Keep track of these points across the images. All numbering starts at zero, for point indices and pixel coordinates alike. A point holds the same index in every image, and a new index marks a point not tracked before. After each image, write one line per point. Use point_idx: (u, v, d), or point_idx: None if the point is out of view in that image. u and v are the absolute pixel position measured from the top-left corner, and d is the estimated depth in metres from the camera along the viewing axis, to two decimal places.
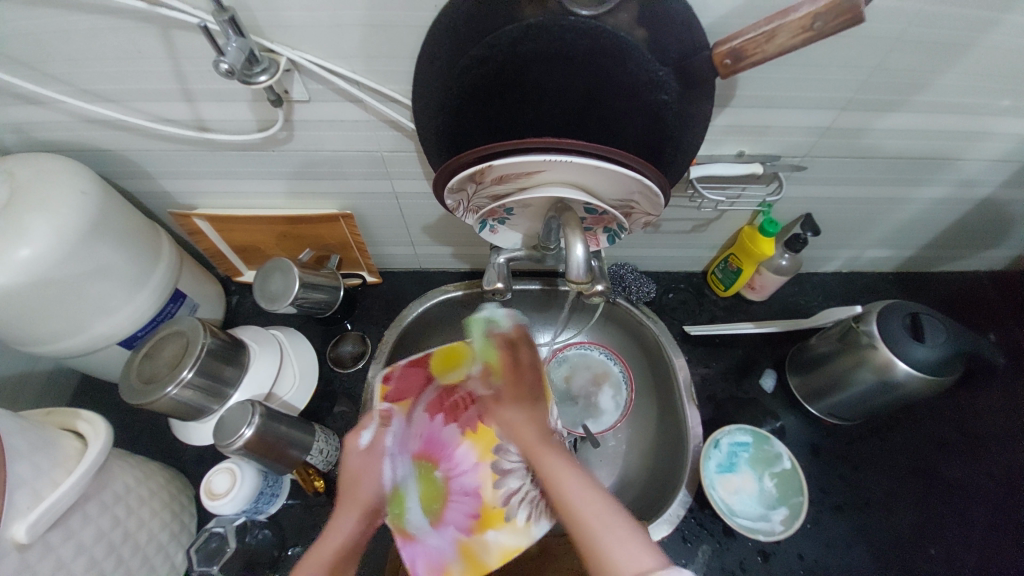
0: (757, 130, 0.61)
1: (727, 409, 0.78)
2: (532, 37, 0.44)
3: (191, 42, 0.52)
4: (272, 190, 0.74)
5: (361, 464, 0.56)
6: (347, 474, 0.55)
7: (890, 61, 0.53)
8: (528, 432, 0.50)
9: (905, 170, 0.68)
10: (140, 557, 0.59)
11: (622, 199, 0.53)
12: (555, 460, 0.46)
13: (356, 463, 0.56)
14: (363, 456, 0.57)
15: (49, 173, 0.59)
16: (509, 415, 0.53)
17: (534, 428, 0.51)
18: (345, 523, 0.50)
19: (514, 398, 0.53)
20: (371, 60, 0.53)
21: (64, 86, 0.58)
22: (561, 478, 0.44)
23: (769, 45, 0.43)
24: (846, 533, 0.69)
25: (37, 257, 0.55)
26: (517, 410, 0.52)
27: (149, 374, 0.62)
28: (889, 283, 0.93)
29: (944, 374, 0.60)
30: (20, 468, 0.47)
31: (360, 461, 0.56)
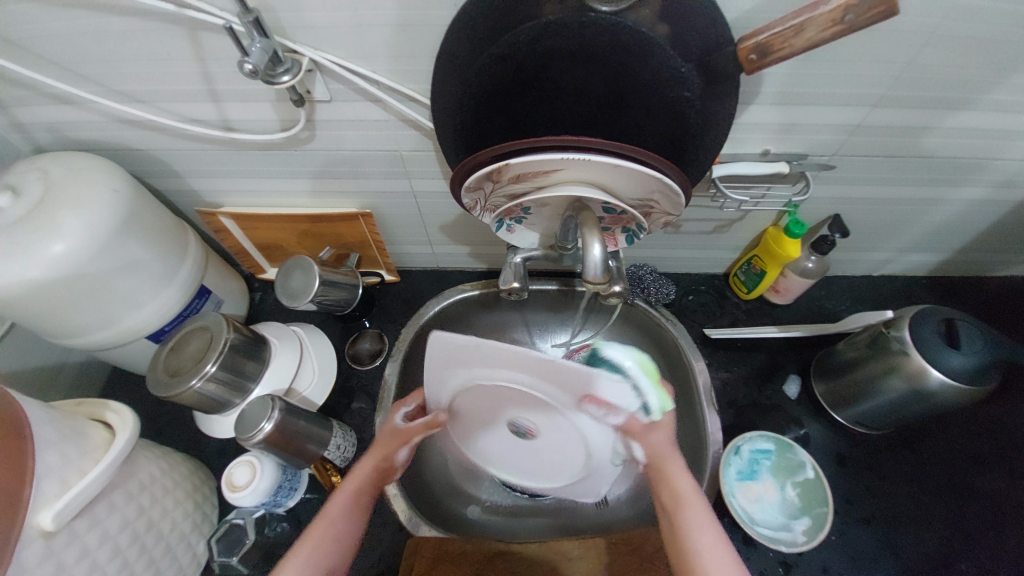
0: (784, 129, 0.59)
1: (749, 415, 0.76)
2: (552, 34, 0.44)
3: (217, 44, 0.53)
4: (294, 189, 0.75)
5: (392, 438, 0.58)
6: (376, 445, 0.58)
7: (924, 56, 0.50)
8: (669, 467, 0.51)
9: (941, 170, 0.65)
10: (163, 545, 0.61)
11: (642, 198, 0.52)
12: (689, 520, 0.48)
13: (385, 439, 0.58)
14: (394, 439, 0.58)
15: (83, 172, 0.62)
16: (661, 444, 0.53)
17: (680, 469, 0.52)
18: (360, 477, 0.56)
19: (663, 443, 0.53)
20: (391, 60, 0.54)
21: (98, 88, 0.60)
22: (692, 538, 0.47)
23: (798, 38, 0.41)
24: (873, 546, 0.67)
25: (71, 253, 0.57)
26: (661, 450, 0.53)
27: (174, 368, 0.64)
28: (922, 288, 0.89)
29: (980, 385, 0.57)
30: (48, 457, 0.49)
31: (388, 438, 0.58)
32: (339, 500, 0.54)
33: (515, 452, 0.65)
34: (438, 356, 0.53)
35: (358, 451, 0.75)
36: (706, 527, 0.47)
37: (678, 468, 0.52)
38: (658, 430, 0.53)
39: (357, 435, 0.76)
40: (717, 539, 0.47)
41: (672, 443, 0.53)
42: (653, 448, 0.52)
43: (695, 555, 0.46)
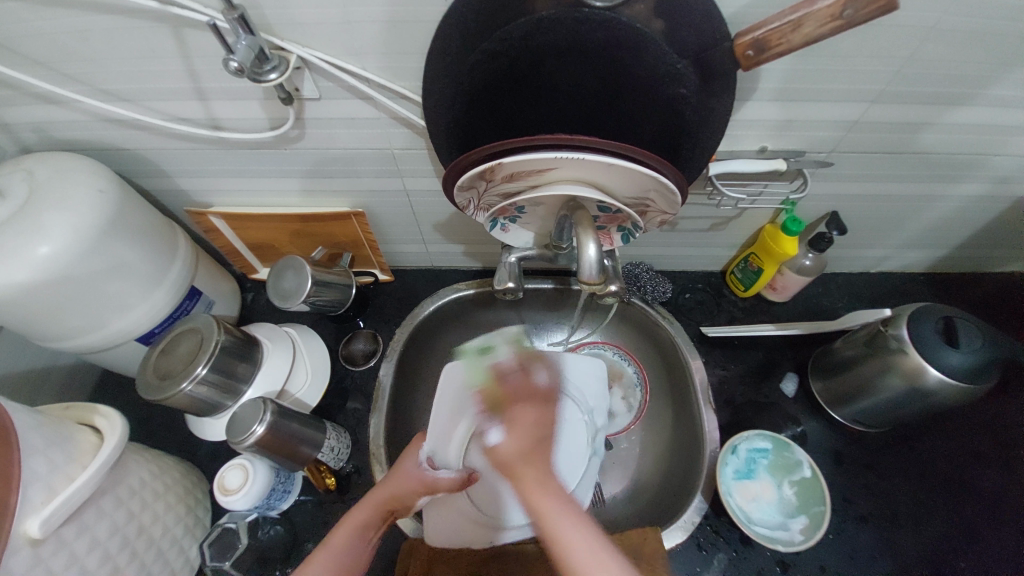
0: (781, 125, 0.58)
1: (745, 414, 0.76)
2: (545, 30, 0.43)
3: (202, 41, 0.52)
4: (285, 188, 0.74)
5: (412, 477, 0.57)
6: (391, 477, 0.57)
7: (922, 52, 0.50)
8: (523, 468, 0.46)
9: (939, 166, 0.64)
10: (155, 550, 0.60)
11: (638, 197, 0.51)
12: (547, 509, 0.41)
13: (404, 471, 0.58)
14: (405, 476, 0.57)
15: (66, 172, 0.60)
16: (525, 449, 0.48)
17: (535, 484, 0.44)
18: (374, 505, 0.53)
19: (524, 446, 0.49)
20: (382, 56, 0.52)
21: (81, 86, 0.59)
22: (563, 533, 0.39)
23: (795, 34, 0.40)
24: (870, 545, 0.66)
25: (56, 255, 0.56)
26: (519, 457, 0.47)
27: (164, 371, 0.63)
28: (919, 284, 0.89)
29: (978, 384, 0.57)
30: (34, 463, 0.49)
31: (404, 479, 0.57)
32: (356, 518, 0.51)
33: None
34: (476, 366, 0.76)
35: (352, 452, 0.74)
36: (569, 516, 0.40)
37: (552, 487, 0.43)
38: (509, 435, 0.51)
39: (352, 436, 0.75)
40: (580, 525, 0.40)
41: (518, 444, 0.49)
42: (507, 457, 0.48)
43: (562, 552, 0.39)
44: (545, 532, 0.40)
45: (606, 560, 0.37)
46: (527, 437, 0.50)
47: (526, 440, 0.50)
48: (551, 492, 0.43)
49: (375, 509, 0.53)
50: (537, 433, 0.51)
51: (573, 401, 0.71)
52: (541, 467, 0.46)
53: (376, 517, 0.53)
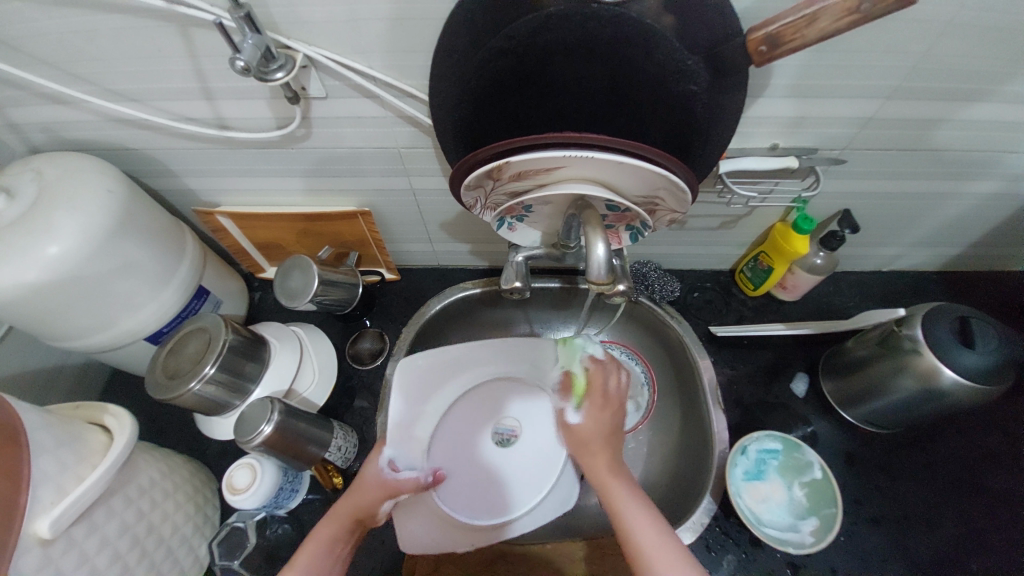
0: (793, 122, 0.57)
1: (755, 414, 0.75)
2: (553, 27, 0.42)
3: (209, 40, 0.52)
4: (291, 187, 0.74)
5: (371, 487, 0.57)
6: (353, 490, 0.57)
7: (939, 46, 0.49)
8: (604, 448, 0.57)
9: (955, 163, 0.63)
10: (164, 548, 0.61)
11: (647, 195, 0.50)
12: (621, 505, 0.51)
13: (367, 482, 0.58)
14: (369, 485, 0.57)
15: (76, 173, 0.60)
16: (598, 431, 0.58)
17: (609, 468, 0.55)
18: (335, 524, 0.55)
19: (602, 426, 0.59)
20: (389, 54, 0.52)
21: (90, 87, 0.59)
22: (629, 522, 0.50)
23: (811, 29, 0.39)
24: (882, 548, 0.65)
25: (65, 255, 0.56)
26: (592, 436, 0.58)
27: (173, 370, 0.63)
28: (933, 283, 0.87)
29: (993, 385, 0.56)
30: (43, 463, 0.49)
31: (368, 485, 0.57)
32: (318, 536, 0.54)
33: (507, 466, 0.68)
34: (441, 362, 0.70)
35: (359, 451, 0.74)
36: (644, 518, 0.50)
37: (613, 472, 0.54)
38: (586, 412, 0.61)
39: (358, 435, 0.75)
40: (650, 519, 0.50)
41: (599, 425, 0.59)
42: (587, 436, 0.58)
43: (635, 545, 0.49)
44: (617, 521, 0.51)
45: (670, 550, 0.48)
46: (613, 403, 0.60)
47: (597, 422, 0.59)
48: (620, 483, 0.53)
49: (336, 525, 0.55)
50: (607, 415, 0.59)
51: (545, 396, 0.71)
52: (613, 448, 0.57)
53: (339, 531, 0.54)
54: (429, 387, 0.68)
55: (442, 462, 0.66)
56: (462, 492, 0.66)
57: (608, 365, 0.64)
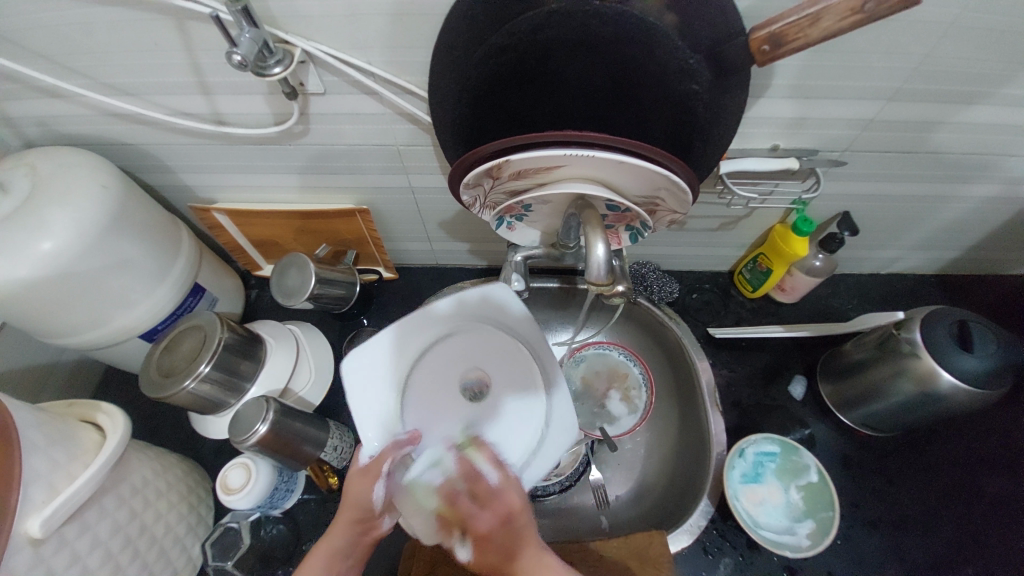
0: (793, 123, 0.57)
1: (752, 416, 0.75)
2: (554, 25, 0.42)
3: (206, 34, 0.51)
4: (288, 184, 0.73)
5: (354, 488, 0.52)
6: (346, 495, 0.53)
7: (939, 50, 0.48)
8: (503, 566, 0.46)
9: (955, 165, 0.63)
10: (157, 548, 0.60)
11: (648, 195, 0.50)
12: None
13: (353, 481, 0.53)
14: (363, 480, 0.53)
15: (69, 167, 0.60)
16: (498, 540, 0.47)
17: (530, 566, 0.46)
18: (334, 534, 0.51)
19: (504, 535, 0.47)
20: (388, 50, 0.52)
21: (86, 81, 0.58)
22: None
23: (814, 29, 0.39)
24: (879, 551, 0.65)
25: (59, 251, 0.56)
26: (487, 567, 0.47)
27: (167, 368, 0.62)
28: (930, 286, 0.87)
29: (992, 389, 0.56)
30: (35, 462, 0.48)
31: (355, 483, 0.53)
32: (320, 552, 0.51)
33: (482, 421, 0.59)
34: (382, 347, 0.61)
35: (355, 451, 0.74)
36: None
37: (536, 571, 0.46)
38: (473, 542, 0.48)
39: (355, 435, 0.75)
40: None
41: (498, 538, 0.47)
42: (485, 560, 0.47)
43: None
44: None
45: None
46: (498, 515, 0.49)
47: (503, 532, 0.48)
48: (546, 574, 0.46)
49: (335, 537, 0.51)
50: (508, 517, 0.48)
51: (497, 330, 0.62)
52: (516, 561, 0.46)
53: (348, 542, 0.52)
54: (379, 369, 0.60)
55: (422, 424, 0.59)
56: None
57: (463, 480, 0.52)
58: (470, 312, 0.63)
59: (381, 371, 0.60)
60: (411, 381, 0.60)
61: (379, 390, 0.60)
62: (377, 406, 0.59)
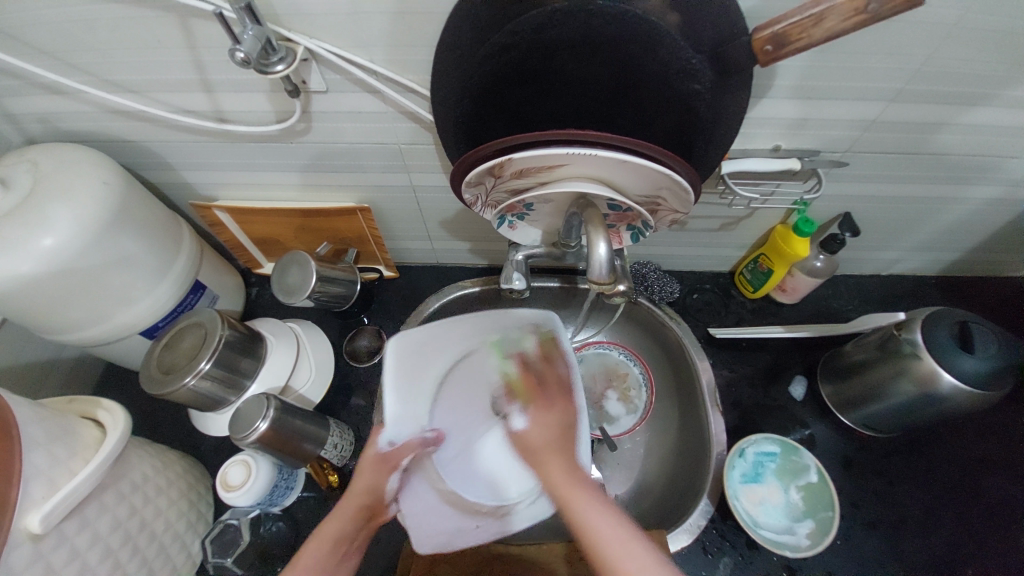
0: (796, 123, 0.57)
1: (753, 416, 0.75)
2: (557, 24, 0.42)
3: (209, 31, 0.51)
4: (289, 181, 0.73)
5: (370, 471, 0.55)
6: (358, 479, 0.55)
7: (942, 51, 0.49)
8: (551, 445, 0.51)
9: (956, 167, 0.63)
10: (157, 545, 0.60)
11: (649, 195, 0.50)
12: (579, 511, 0.45)
13: (368, 466, 0.55)
14: (379, 468, 0.55)
15: (71, 164, 0.60)
16: (546, 430, 0.53)
17: (563, 471, 0.49)
18: (343, 515, 0.52)
19: (550, 428, 0.53)
20: (391, 49, 0.52)
21: (88, 77, 0.58)
22: (586, 518, 0.44)
23: (817, 29, 0.39)
24: (878, 551, 0.65)
25: (61, 247, 0.56)
26: (537, 439, 0.52)
27: (168, 365, 0.62)
28: (931, 288, 0.87)
29: (992, 390, 0.56)
30: (35, 457, 0.48)
31: (370, 467, 0.55)
32: (326, 534, 0.50)
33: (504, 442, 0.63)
34: (427, 344, 0.63)
35: (355, 450, 0.74)
36: (596, 506, 0.45)
37: (571, 473, 0.49)
38: (532, 416, 0.54)
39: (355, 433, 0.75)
40: (612, 518, 0.44)
41: (545, 427, 0.53)
42: (533, 443, 0.52)
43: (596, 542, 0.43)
44: (580, 528, 0.44)
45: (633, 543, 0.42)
46: (562, 398, 0.56)
47: (548, 424, 0.53)
48: (574, 478, 0.48)
49: (344, 521, 0.52)
50: (558, 414, 0.54)
51: None
52: (564, 448, 0.51)
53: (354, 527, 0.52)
54: (418, 367, 0.63)
55: (445, 425, 0.62)
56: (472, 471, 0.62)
57: (539, 363, 0.61)
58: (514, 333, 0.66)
59: (419, 367, 0.63)
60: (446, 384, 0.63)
61: (413, 386, 0.62)
62: (409, 399, 0.61)
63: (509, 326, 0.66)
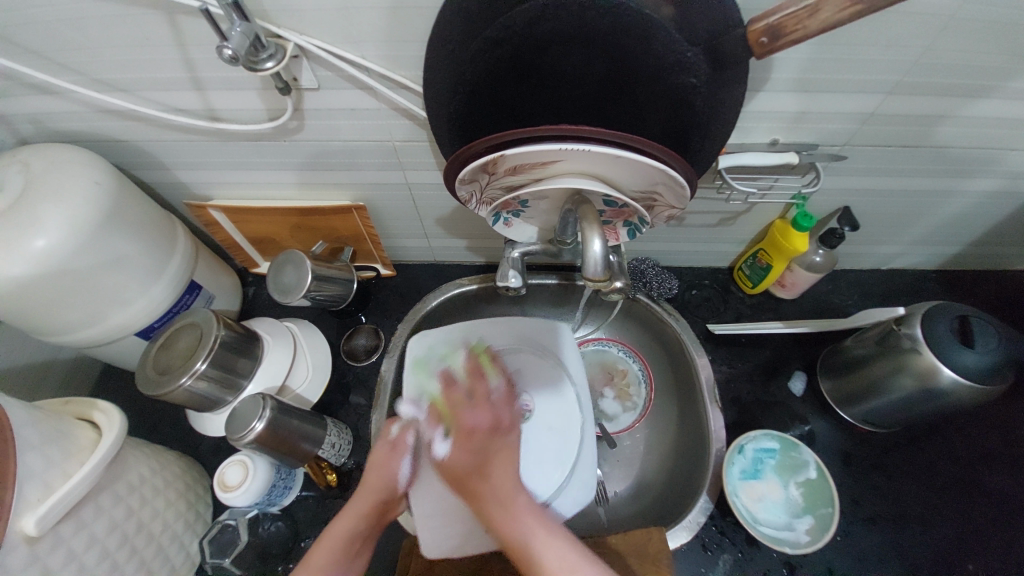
0: (793, 116, 0.57)
1: (753, 413, 0.74)
2: (549, 17, 0.41)
3: (198, 29, 0.51)
4: (284, 180, 0.72)
5: (381, 463, 0.56)
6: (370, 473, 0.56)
7: (940, 43, 0.48)
8: (478, 468, 0.46)
9: (956, 159, 0.62)
10: (154, 546, 0.60)
11: (645, 190, 0.49)
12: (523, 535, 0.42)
13: (381, 459, 0.56)
14: (389, 458, 0.57)
15: (63, 164, 0.59)
16: (471, 463, 0.47)
17: (494, 504, 0.44)
18: (355, 511, 0.52)
19: (468, 450, 0.47)
20: (382, 45, 0.51)
21: (78, 76, 0.58)
22: (538, 557, 0.41)
23: (813, 20, 0.38)
24: (879, 547, 0.65)
25: (54, 248, 0.55)
26: (463, 465, 0.47)
27: (164, 366, 0.62)
28: (931, 282, 0.87)
29: (992, 385, 0.55)
30: (30, 460, 0.48)
31: (382, 453, 0.57)
32: (337, 532, 0.51)
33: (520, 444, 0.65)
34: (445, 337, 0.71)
35: (354, 449, 0.74)
36: (545, 541, 0.42)
37: (521, 498, 0.45)
38: (454, 440, 0.49)
39: (353, 432, 0.75)
40: (557, 548, 0.41)
41: (470, 449, 0.47)
42: (454, 474, 0.47)
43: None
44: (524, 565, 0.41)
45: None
46: (490, 418, 0.49)
47: (467, 444, 0.48)
48: (510, 512, 0.44)
49: (356, 518, 0.52)
50: (481, 436, 0.48)
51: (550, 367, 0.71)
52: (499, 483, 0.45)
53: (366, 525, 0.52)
54: (441, 362, 0.69)
55: None
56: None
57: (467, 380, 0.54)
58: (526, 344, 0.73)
59: (442, 362, 0.70)
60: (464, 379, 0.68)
61: (434, 376, 0.68)
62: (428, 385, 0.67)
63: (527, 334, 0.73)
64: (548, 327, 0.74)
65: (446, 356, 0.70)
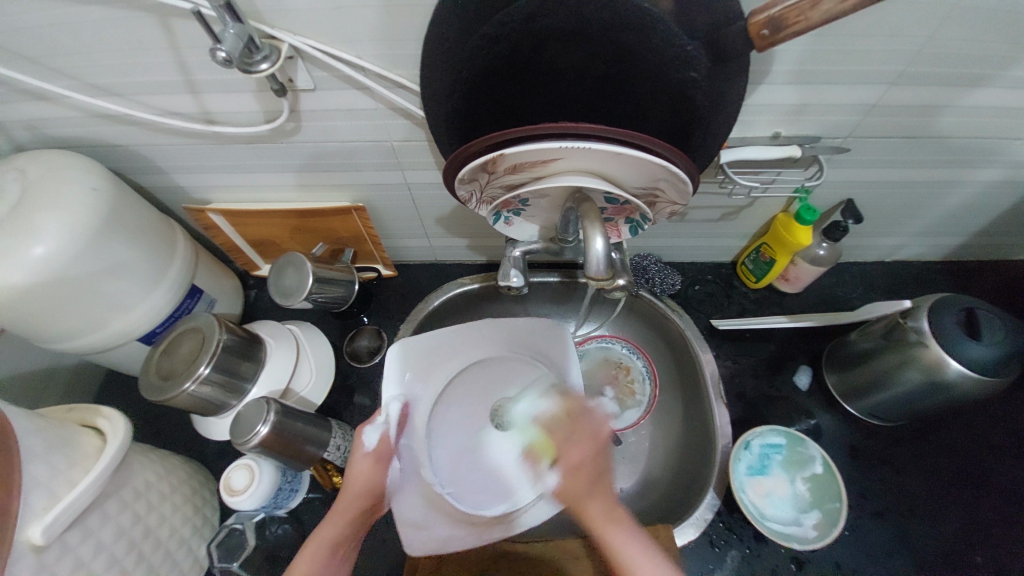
0: (795, 109, 0.56)
1: (758, 408, 0.74)
2: (547, 12, 0.41)
3: (192, 32, 0.50)
4: (282, 182, 0.72)
5: (361, 473, 0.56)
6: (353, 476, 0.56)
7: (944, 31, 0.47)
8: (591, 493, 0.50)
9: (961, 149, 0.62)
10: (162, 551, 0.60)
11: (647, 187, 0.49)
12: (617, 540, 0.47)
13: (364, 469, 0.56)
14: (373, 467, 0.56)
15: (61, 170, 0.59)
16: (575, 488, 0.50)
17: (603, 513, 0.49)
18: (346, 517, 0.53)
19: (577, 484, 0.51)
20: (379, 44, 0.51)
21: (72, 82, 0.57)
22: (624, 556, 0.46)
23: (815, 11, 0.37)
24: (887, 541, 0.65)
25: (53, 256, 0.55)
26: (575, 495, 0.50)
27: (167, 371, 0.62)
28: (937, 273, 0.86)
29: (1000, 377, 0.55)
30: (35, 469, 0.48)
31: (363, 463, 0.56)
32: (323, 536, 0.52)
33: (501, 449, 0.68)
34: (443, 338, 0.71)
35: None
36: (636, 541, 0.47)
37: (616, 508, 0.49)
38: (562, 471, 0.52)
39: None
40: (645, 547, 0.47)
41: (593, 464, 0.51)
42: (563, 498, 0.52)
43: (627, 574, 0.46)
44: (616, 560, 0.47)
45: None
46: (591, 444, 0.52)
47: (578, 477, 0.51)
48: (618, 518, 0.48)
49: (344, 524, 0.53)
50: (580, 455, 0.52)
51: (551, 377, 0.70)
52: (601, 481, 0.51)
53: (352, 530, 0.54)
54: (428, 367, 0.70)
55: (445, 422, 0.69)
56: (455, 472, 0.67)
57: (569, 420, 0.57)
58: (518, 347, 0.73)
59: (432, 362, 0.70)
60: (448, 386, 0.70)
61: (422, 374, 0.69)
62: (418, 379, 0.69)
63: (522, 335, 0.73)
64: (551, 330, 0.73)
65: (432, 362, 0.70)
